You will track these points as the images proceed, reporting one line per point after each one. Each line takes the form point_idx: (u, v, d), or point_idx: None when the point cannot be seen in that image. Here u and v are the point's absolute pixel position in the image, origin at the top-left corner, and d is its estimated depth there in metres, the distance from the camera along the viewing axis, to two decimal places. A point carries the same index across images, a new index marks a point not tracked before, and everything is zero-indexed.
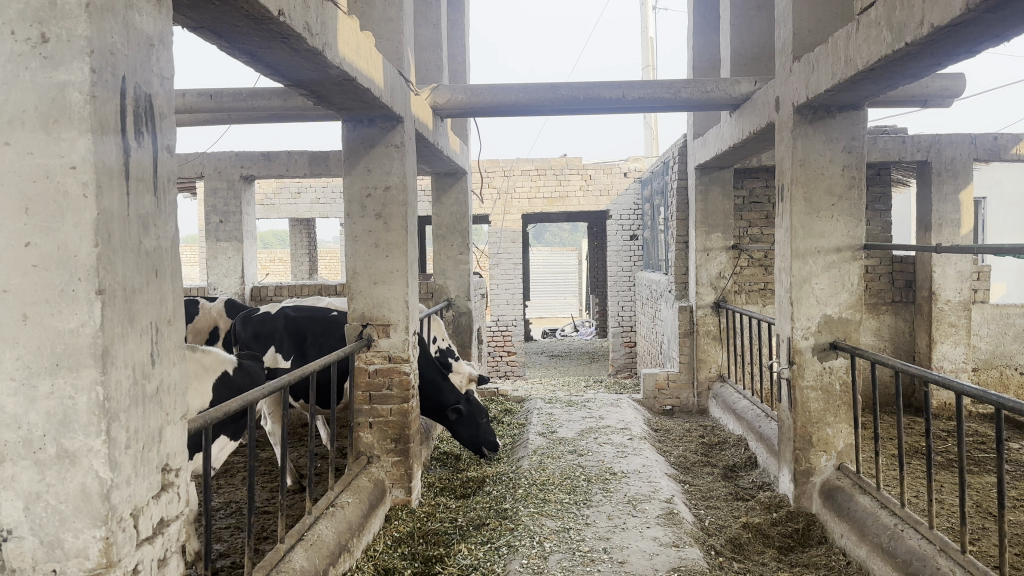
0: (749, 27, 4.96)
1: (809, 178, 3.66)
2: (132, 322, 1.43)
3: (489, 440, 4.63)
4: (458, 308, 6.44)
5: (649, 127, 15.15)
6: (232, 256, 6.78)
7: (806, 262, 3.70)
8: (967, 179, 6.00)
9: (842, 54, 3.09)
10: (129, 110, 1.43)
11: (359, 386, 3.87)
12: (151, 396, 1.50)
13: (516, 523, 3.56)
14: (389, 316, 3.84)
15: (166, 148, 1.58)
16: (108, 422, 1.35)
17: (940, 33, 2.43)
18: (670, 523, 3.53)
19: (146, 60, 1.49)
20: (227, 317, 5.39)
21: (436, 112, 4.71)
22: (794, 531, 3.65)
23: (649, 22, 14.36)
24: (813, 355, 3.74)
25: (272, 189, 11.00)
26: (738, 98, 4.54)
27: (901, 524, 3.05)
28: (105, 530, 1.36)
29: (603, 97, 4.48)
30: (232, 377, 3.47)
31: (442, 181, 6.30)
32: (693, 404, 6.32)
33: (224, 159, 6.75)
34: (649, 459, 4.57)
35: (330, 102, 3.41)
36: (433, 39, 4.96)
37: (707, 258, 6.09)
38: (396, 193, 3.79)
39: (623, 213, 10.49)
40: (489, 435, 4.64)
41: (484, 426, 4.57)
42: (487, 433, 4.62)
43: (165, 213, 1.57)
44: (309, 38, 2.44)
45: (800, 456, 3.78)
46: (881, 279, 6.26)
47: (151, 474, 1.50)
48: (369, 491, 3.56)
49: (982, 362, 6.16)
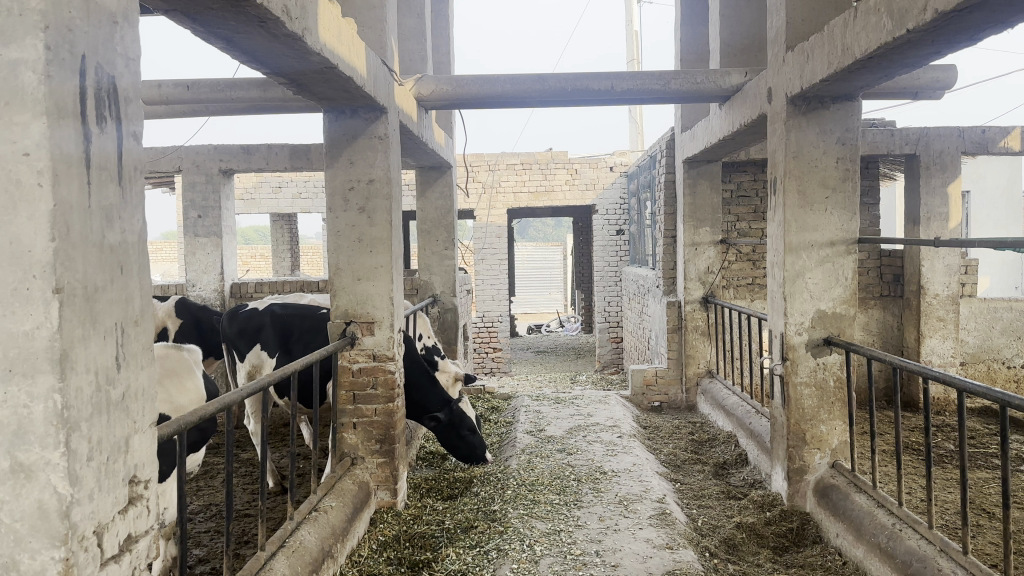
0: (739, 17, 4.88)
1: (803, 170, 3.58)
2: (94, 323, 1.31)
3: (478, 452, 4.43)
4: (444, 304, 6.31)
5: (634, 121, 15.07)
6: (210, 252, 6.61)
7: (799, 256, 3.62)
8: (956, 173, 5.95)
9: (839, 42, 3.01)
10: (89, 94, 1.31)
11: (343, 386, 3.75)
12: (116, 403, 1.38)
13: (505, 526, 3.46)
14: (373, 313, 3.72)
15: (132, 135, 1.46)
16: (67, 433, 1.24)
17: (943, 18, 2.35)
18: (663, 524, 3.44)
19: (109, 38, 1.37)
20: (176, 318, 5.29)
21: (420, 103, 4.59)
22: (789, 531, 3.57)
23: (634, 15, 14.27)
24: (807, 352, 3.66)
25: (252, 183, 10.83)
26: (728, 89, 4.47)
27: (899, 524, 2.98)
28: (65, 551, 1.24)
29: (591, 89, 4.37)
30: (200, 379, 3.39)
31: (427, 176, 6.21)
32: (681, 401, 6.25)
33: (202, 152, 6.59)
34: (639, 457, 4.49)
35: (311, 92, 3.29)
36: (417, 29, 4.83)
37: (695, 253, 6.01)
38: (380, 186, 3.68)
39: (608, 208, 10.45)
40: (476, 447, 4.43)
41: (468, 440, 4.37)
42: (474, 445, 4.42)
43: (131, 204, 1.45)
44: (288, 22, 2.32)
45: (793, 454, 3.71)
46: (869, 273, 6.22)
47: (117, 487, 1.38)
48: (353, 494, 3.45)
49: (969, 356, 6.14)
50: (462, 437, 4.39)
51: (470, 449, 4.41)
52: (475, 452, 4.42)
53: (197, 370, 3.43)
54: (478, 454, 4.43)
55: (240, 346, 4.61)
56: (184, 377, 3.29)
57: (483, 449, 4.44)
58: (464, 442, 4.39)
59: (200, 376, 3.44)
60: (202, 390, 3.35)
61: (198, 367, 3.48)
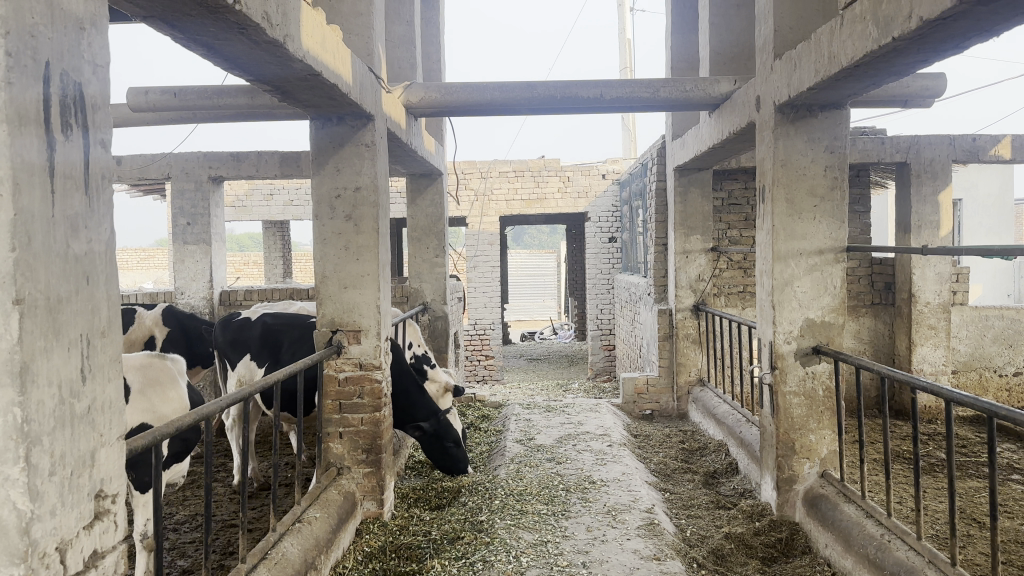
0: (728, 25, 4.89)
1: (791, 178, 3.57)
2: (57, 335, 1.29)
3: (461, 464, 4.40)
4: (435, 312, 6.28)
5: (627, 129, 15.08)
6: (200, 259, 6.57)
7: (788, 264, 3.61)
8: (946, 181, 5.96)
9: (825, 50, 3.00)
10: (54, 102, 1.29)
11: (329, 395, 3.72)
12: (82, 416, 1.35)
13: (492, 537, 3.42)
14: (359, 322, 3.70)
15: (100, 143, 1.44)
16: (27, 447, 1.21)
17: (928, 26, 2.34)
18: (651, 534, 3.42)
19: (75, 45, 1.35)
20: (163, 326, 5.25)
21: (409, 110, 4.57)
22: (778, 541, 3.54)
23: (627, 24, 14.30)
24: (795, 360, 3.64)
25: (244, 190, 10.78)
26: (717, 98, 4.46)
27: (888, 535, 2.96)
28: (24, 569, 1.21)
29: (580, 96, 4.36)
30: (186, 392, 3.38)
31: (418, 183, 6.19)
32: (673, 409, 6.23)
33: (192, 159, 6.57)
34: (629, 466, 4.46)
35: (296, 99, 3.27)
36: (406, 37, 4.83)
37: (686, 261, 6.00)
38: (367, 194, 3.65)
39: (602, 216, 10.43)
40: (459, 459, 4.39)
41: (451, 453, 4.32)
42: (456, 458, 4.38)
43: (98, 213, 1.42)
44: (268, 29, 2.30)
45: (782, 464, 3.68)
46: (860, 281, 6.23)
47: (82, 502, 1.35)
48: (338, 505, 3.41)
49: (961, 364, 6.13)
50: (446, 450, 4.34)
51: (452, 460, 4.37)
52: (458, 464, 4.39)
53: (182, 380, 3.40)
54: (460, 466, 4.39)
55: (230, 356, 4.57)
56: (167, 386, 3.26)
57: (465, 462, 4.40)
58: (446, 454, 4.35)
59: (184, 387, 3.42)
60: (187, 399, 3.32)
61: (182, 376, 3.44)
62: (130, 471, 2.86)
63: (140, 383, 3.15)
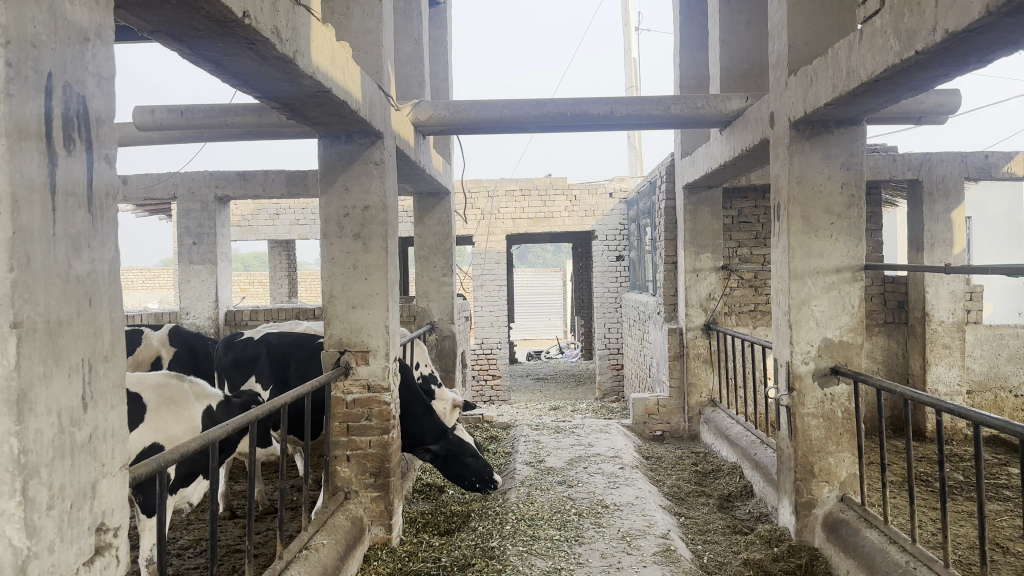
0: (739, 42, 4.85)
1: (807, 195, 3.51)
2: (57, 360, 1.22)
3: (486, 477, 4.31)
4: (441, 331, 6.20)
5: (633, 148, 15.06)
6: (205, 279, 6.53)
7: (805, 283, 3.54)
8: (959, 199, 5.89)
9: (843, 65, 2.95)
10: (56, 117, 1.23)
11: (337, 418, 3.64)
12: (83, 446, 1.28)
13: (503, 564, 3.31)
14: (368, 342, 3.62)
15: (105, 158, 1.37)
16: (25, 480, 1.14)
17: (953, 39, 2.28)
18: (667, 561, 3.32)
19: (79, 57, 1.29)
20: (170, 346, 5.20)
21: (417, 128, 4.52)
22: (797, 567, 3.42)
23: (632, 44, 14.32)
24: (813, 381, 3.56)
25: (249, 210, 10.77)
26: (729, 114, 4.40)
27: (914, 562, 2.84)
28: None
29: (591, 113, 4.31)
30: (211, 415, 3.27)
31: (425, 202, 6.15)
32: (684, 430, 6.13)
33: (198, 179, 6.54)
34: (642, 490, 4.36)
35: (305, 117, 3.22)
36: (414, 55, 4.80)
37: (696, 279, 5.93)
38: (375, 213, 3.60)
39: (609, 234, 10.39)
40: (481, 472, 4.30)
41: (472, 466, 4.25)
42: (477, 471, 4.29)
43: (102, 231, 1.36)
44: (278, 43, 2.24)
45: (801, 488, 3.58)
46: (873, 300, 6.13)
47: (82, 537, 1.28)
48: (346, 531, 3.32)
49: (976, 384, 6.02)
50: (466, 464, 4.25)
51: (474, 475, 4.27)
52: (481, 477, 4.29)
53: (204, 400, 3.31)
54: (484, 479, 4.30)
55: (233, 377, 4.49)
56: (182, 405, 3.20)
57: (489, 472, 4.31)
58: (467, 470, 4.26)
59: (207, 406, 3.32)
60: (205, 420, 3.25)
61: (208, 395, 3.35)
62: (139, 493, 2.83)
63: (155, 401, 3.10)
